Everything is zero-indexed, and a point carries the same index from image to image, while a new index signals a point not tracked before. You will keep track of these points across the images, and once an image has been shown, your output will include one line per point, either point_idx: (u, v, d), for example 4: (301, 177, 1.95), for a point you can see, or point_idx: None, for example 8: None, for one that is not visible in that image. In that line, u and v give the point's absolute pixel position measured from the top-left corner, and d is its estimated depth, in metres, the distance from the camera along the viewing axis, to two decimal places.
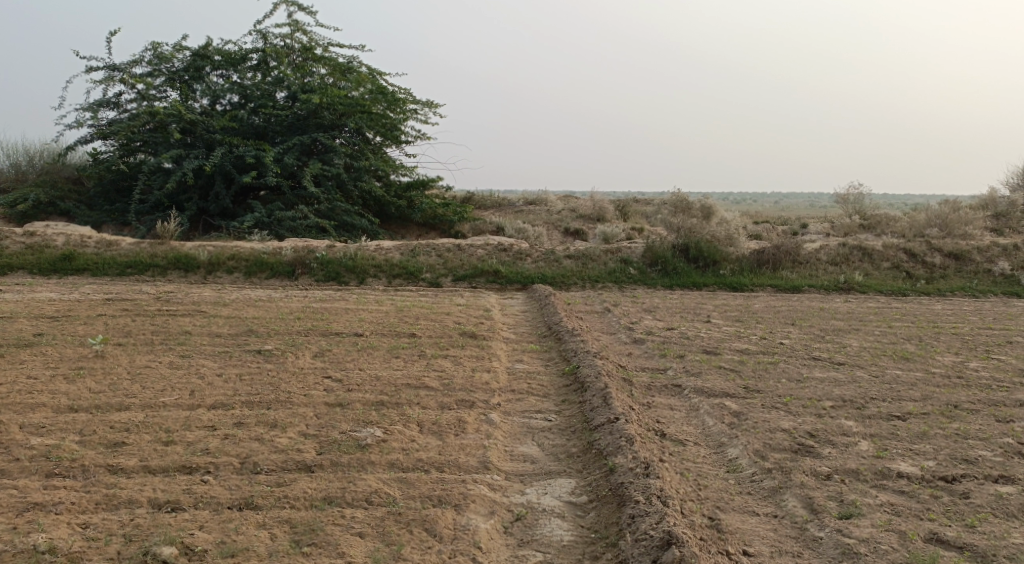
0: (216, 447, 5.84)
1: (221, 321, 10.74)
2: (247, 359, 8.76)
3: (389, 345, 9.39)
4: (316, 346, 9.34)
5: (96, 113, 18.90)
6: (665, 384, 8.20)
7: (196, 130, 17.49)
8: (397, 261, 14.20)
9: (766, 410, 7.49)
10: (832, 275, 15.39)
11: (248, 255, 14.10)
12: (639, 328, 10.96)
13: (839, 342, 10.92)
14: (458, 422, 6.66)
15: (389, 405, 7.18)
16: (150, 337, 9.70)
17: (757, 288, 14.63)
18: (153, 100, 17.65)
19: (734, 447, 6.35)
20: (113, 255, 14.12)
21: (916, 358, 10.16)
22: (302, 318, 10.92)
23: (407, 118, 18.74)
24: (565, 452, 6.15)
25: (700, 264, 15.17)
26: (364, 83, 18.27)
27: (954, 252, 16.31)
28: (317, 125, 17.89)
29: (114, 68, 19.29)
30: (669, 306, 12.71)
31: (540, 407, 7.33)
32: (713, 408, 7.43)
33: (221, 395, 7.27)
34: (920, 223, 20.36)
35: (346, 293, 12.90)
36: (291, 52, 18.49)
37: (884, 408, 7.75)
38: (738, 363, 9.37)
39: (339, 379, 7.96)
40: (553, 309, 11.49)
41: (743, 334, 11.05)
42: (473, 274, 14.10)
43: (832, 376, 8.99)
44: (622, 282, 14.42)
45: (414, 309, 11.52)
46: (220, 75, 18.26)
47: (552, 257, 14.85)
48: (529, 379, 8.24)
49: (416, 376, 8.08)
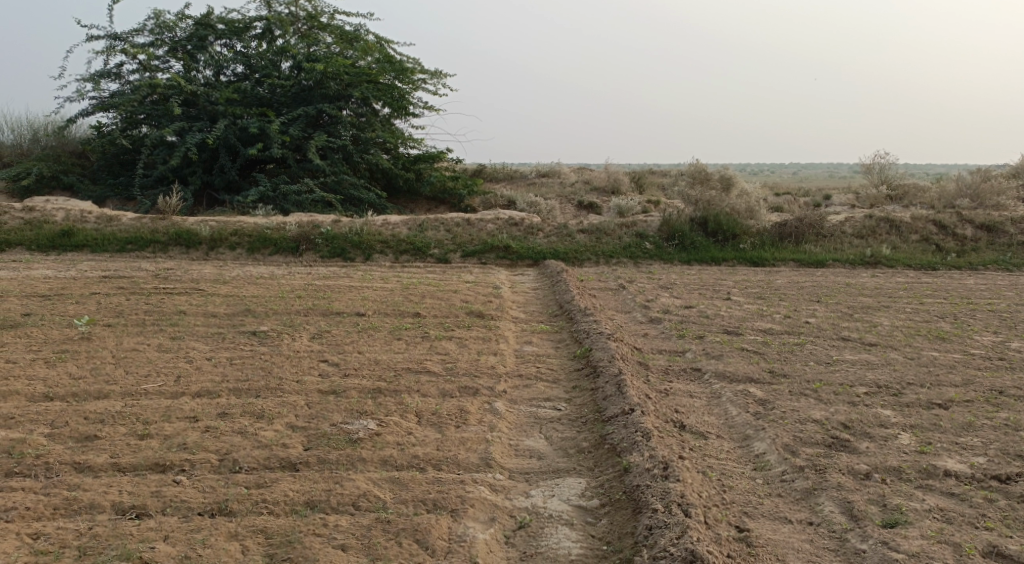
0: (194, 440, 5.35)
1: (218, 299, 10.26)
2: (240, 341, 8.27)
3: (391, 326, 8.88)
4: (315, 327, 8.85)
5: (98, 84, 18.41)
6: (684, 368, 7.67)
7: (199, 101, 16.98)
8: (404, 237, 13.67)
9: (793, 398, 6.94)
10: (858, 249, 14.75)
11: (252, 231, 13.61)
12: (655, 306, 10.39)
13: (869, 321, 10.31)
14: (460, 412, 6.15)
15: (388, 393, 6.68)
16: (141, 317, 9.24)
17: (779, 262, 14.01)
18: (156, 71, 17.12)
19: (760, 441, 5.82)
20: (114, 230, 13.67)
21: (952, 338, 9.55)
22: (303, 296, 10.43)
23: (416, 89, 18.11)
24: (575, 447, 5.63)
25: (719, 238, 14.57)
26: (371, 52, 17.57)
27: (985, 224, 15.63)
28: (322, 96, 17.24)
29: (117, 37, 18.75)
30: (687, 282, 12.14)
31: (549, 395, 6.82)
32: (736, 396, 6.89)
33: (209, 381, 6.78)
34: (950, 194, 19.61)
35: (351, 269, 12.39)
36: (296, 21, 17.92)
37: (922, 395, 7.18)
38: (762, 344, 8.80)
39: (337, 364, 7.46)
40: (565, 286, 10.95)
41: (767, 313, 10.46)
42: (483, 249, 13.55)
43: (863, 359, 8.41)
44: (638, 257, 13.83)
45: (420, 287, 11.01)
46: (224, 45, 17.69)
47: (565, 231, 14.28)
48: (538, 363, 7.72)
49: (417, 360, 7.57)
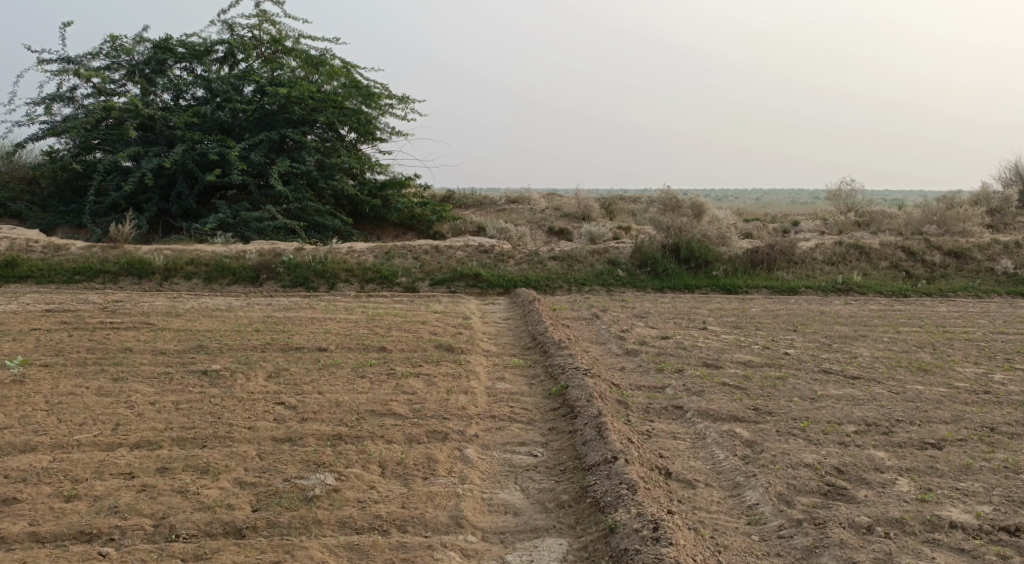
0: (127, 503, 4.97)
1: (169, 334, 9.68)
2: (189, 382, 7.70)
3: (355, 363, 8.35)
4: (272, 364, 8.30)
5: (49, 108, 17.73)
6: (665, 405, 7.22)
7: (156, 125, 16.38)
8: (369, 265, 13.15)
9: (782, 439, 6.51)
10: (829, 275, 14.47)
11: (209, 260, 13.01)
12: (631, 337, 9.96)
13: (848, 352, 9.96)
14: (428, 462, 5.65)
15: (349, 440, 6.17)
16: (84, 355, 8.65)
17: (752, 289, 13.68)
18: (111, 95, 16.49)
19: (753, 490, 5.39)
20: (61, 260, 12.99)
21: (935, 370, 9.21)
22: (261, 330, 9.88)
23: (382, 114, 17.65)
24: (554, 501, 5.21)
25: (691, 265, 14.21)
26: (337, 76, 17.12)
27: (954, 251, 15.45)
28: (286, 120, 16.72)
29: (70, 60, 18.11)
30: (660, 311, 11.74)
31: (524, 439, 6.33)
32: (723, 437, 6.45)
33: (150, 431, 6.29)
34: (917, 220, 19.49)
35: (314, 300, 11.84)
36: (259, 44, 17.38)
37: (914, 433, 6.79)
38: (743, 379, 8.38)
39: (294, 406, 6.93)
40: (537, 317, 10.50)
41: (744, 343, 10.07)
42: (451, 277, 13.07)
43: (848, 394, 8.02)
44: (610, 284, 13.42)
45: (386, 318, 10.50)
46: (184, 68, 17.09)
47: (536, 259, 13.85)
48: (512, 402, 7.23)
49: (382, 401, 7.04)
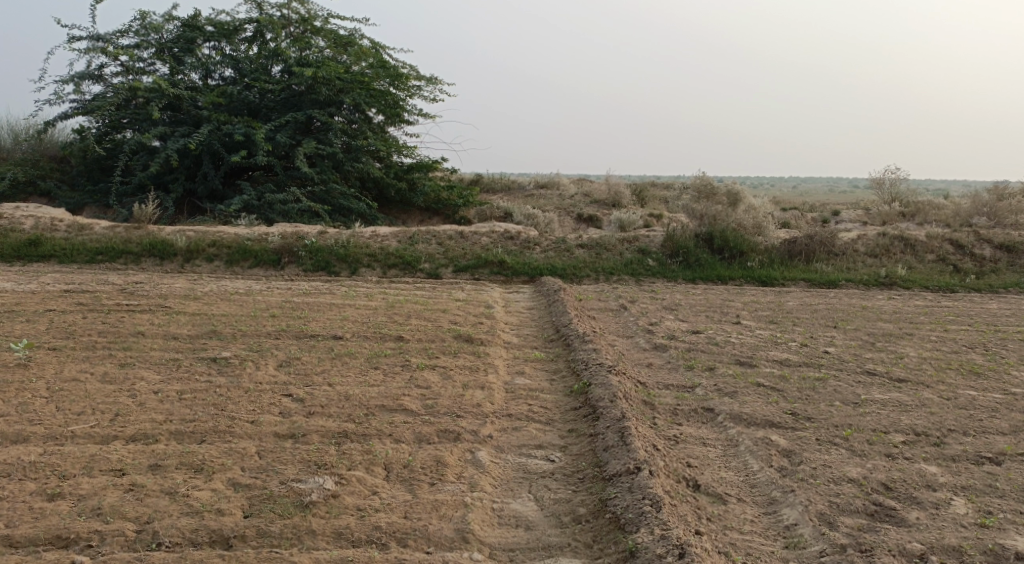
0: (111, 504, 4.76)
1: (184, 318, 9.36)
2: (196, 370, 7.37)
3: (369, 353, 7.96)
4: (284, 352, 7.93)
5: (77, 86, 17.52)
6: (694, 407, 6.75)
7: (183, 105, 16.08)
8: (393, 249, 12.75)
9: (822, 449, 6.02)
10: (872, 268, 13.85)
11: (231, 242, 12.67)
12: (660, 331, 9.48)
13: (893, 352, 9.39)
14: (437, 465, 5.31)
15: (355, 438, 5.78)
16: (94, 339, 8.35)
17: (789, 282, 13.10)
18: (139, 73, 16.21)
19: (791, 508, 5.08)
20: (84, 240, 12.73)
21: (988, 374, 8.62)
22: (278, 315, 9.53)
23: (411, 96, 17.22)
24: (570, 515, 4.91)
25: (725, 255, 13.65)
26: (366, 57, 16.71)
27: (1004, 244, 14.73)
28: (313, 101, 16.33)
29: (99, 38, 17.88)
30: (692, 303, 11.23)
31: (542, 441, 5.92)
32: (757, 445, 5.98)
33: (148, 423, 5.94)
34: (966, 212, 18.70)
35: (334, 285, 11.46)
36: (288, 24, 17.02)
37: (968, 446, 6.27)
38: (780, 380, 7.88)
39: (301, 399, 6.55)
40: (562, 307, 10.05)
41: (781, 340, 9.54)
42: (476, 264, 12.64)
43: (895, 399, 7.48)
44: (640, 274, 12.92)
45: (406, 305, 10.11)
46: (212, 47, 16.74)
47: (563, 246, 13.38)
48: (530, 399, 6.80)
49: (393, 395, 6.63)
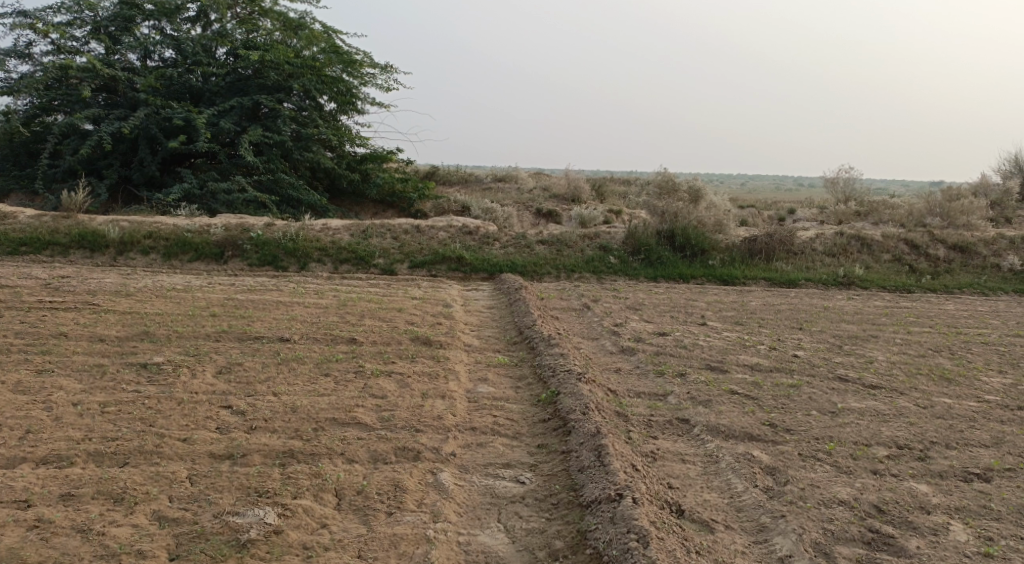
0: (10, 547, 4.38)
1: (114, 318, 8.63)
2: (125, 378, 6.69)
3: (319, 358, 7.33)
4: (225, 357, 7.26)
5: (3, 64, 16.48)
6: (669, 419, 6.26)
7: (119, 88, 15.17)
8: (343, 243, 12.10)
9: (807, 466, 5.58)
10: (831, 268, 13.57)
11: (169, 233, 11.90)
12: (626, 333, 9.01)
13: (862, 356, 9.01)
14: (394, 490, 4.93)
15: (303, 459, 5.19)
16: (12, 341, 7.60)
17: (750, 281, 12.74)
18: (71, 53, 15.25)
19: (783, 536, 4.80)
20: (7, 230, 11.84)
21: (960, 380, 8.28)
22: (219, 315, 8.83)
23: (363, 84, 16.51)
24: (545, 549, 4.63)
25: (687, 253, 13.28)
26: (316, 41, 16.00)
27: (958, 245, 14.56)
28: (260, 86, 15.57)
29: (27, 14, 16.85)
30: (655, 303, 10.79)
31: (509, 457, 5.41)
32: (739, 461, 5.52)
33: (63, 442, 5.30)
34: (919, 212, 18.56)
35: (281, 281, 10.80)
36: (234, 4, 16.20)
37: (955, 461, 5.84)
38: (754, 387, 7.44)
39: (242, 411, 5.91)
40: (524, 307, 9.52)
41: (749, 343, 9.12)
42: (433, 260, 12.07)
43: (873, 408, 7.10)
44: (600, 271, 12.45)
45: (359, 304, 9.51)
46: (152, 27, 15.82)
47: (522, 242, 12.86)
48: (496, 410, 6.26)
49: (346, 407, 6.03)
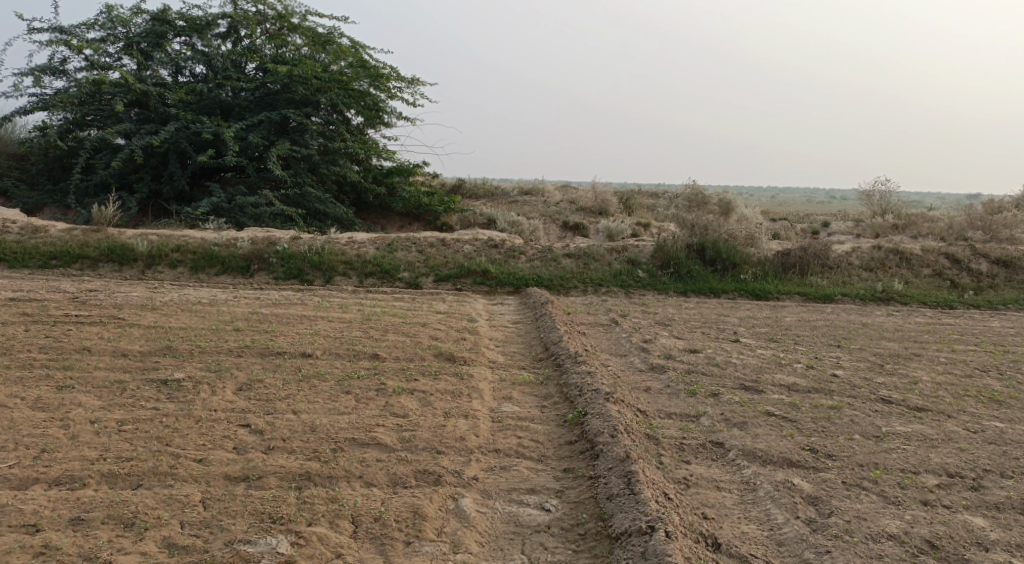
0: None
1: (137, 332, 8.52)
2: (143, 395, 6.54)
3: (341, 375, 7.14)
4: (245, 373, 7.09)
5: (38, 80, 16.59)
6: (702, 442, 5.98)
7: (151, 103, 15.18)
8: (370, 257, 11.95)
9: (852, 496, 5.28)
10: (868, 282, 13.20)
11: (197, 247, 11.82)
12: (656, 349, 8.74)
13: (905, 376, 8.66)
14: (413, 517, 4.76)
15: (320, 482, 5.00)
16: (34, 356, 7.50)
17: (783, 296, 12.41)
18: (104, 68, 15.29)
19: None
20: (37, 243, 11.83)
21: (1009, 403, 7.91)
22: (242, 329, 8.69)
23: (391, 97, 16.40)
24: None
25: (718, 267, 12.99)
26: (345, 56, 15.93)
27: (1002, 259, 14.12)
28: (289, 101, 15.49)
29: (63, 31, 16.97)
30: (686, 318, 10.51)
31: (534, 482, 5.19)
32: (779, 490, 5.25)
33: (77, 461, 5.15)
34: (960, 225, 18.08)
35: (306, 294, 10.65)
36: (264, 20, 16.18)
37: (1012, 492, 5.51)
38: (791, 408, 7.14)
39: (260, 430, 5.72)
40: (550, 322, 9.28)
41: (785, 361, 8.81)
42: (458, 273, 11.88)
43: (918, 432, 6.77)
44: (629, 286, 12.19)
45: (383, 318, 9.33)
46: (184, 42, 15.83)
47: (550, 255, 12.63)
48: (521, 431, 6.03)
49: (365, 427, 5.83)
